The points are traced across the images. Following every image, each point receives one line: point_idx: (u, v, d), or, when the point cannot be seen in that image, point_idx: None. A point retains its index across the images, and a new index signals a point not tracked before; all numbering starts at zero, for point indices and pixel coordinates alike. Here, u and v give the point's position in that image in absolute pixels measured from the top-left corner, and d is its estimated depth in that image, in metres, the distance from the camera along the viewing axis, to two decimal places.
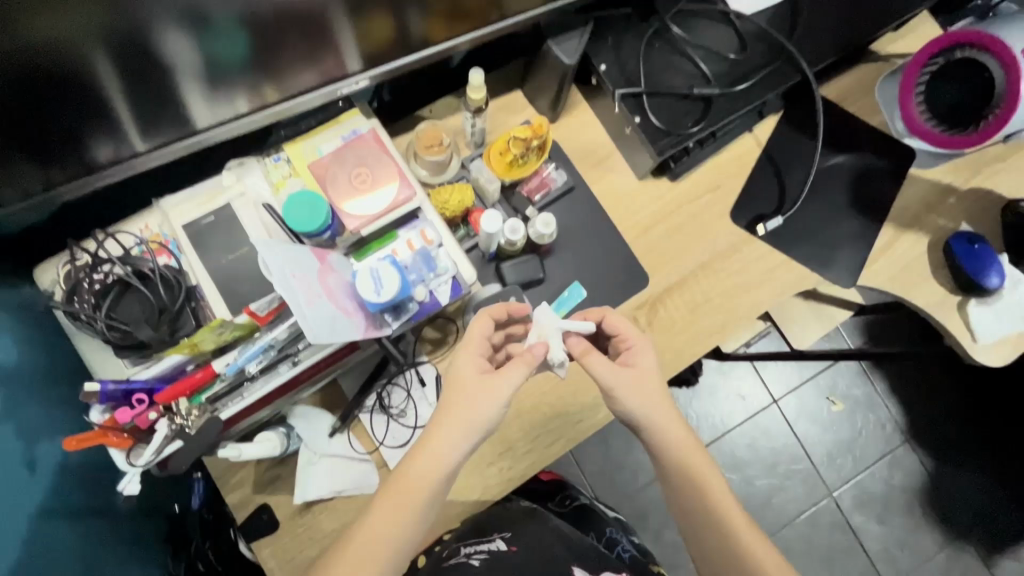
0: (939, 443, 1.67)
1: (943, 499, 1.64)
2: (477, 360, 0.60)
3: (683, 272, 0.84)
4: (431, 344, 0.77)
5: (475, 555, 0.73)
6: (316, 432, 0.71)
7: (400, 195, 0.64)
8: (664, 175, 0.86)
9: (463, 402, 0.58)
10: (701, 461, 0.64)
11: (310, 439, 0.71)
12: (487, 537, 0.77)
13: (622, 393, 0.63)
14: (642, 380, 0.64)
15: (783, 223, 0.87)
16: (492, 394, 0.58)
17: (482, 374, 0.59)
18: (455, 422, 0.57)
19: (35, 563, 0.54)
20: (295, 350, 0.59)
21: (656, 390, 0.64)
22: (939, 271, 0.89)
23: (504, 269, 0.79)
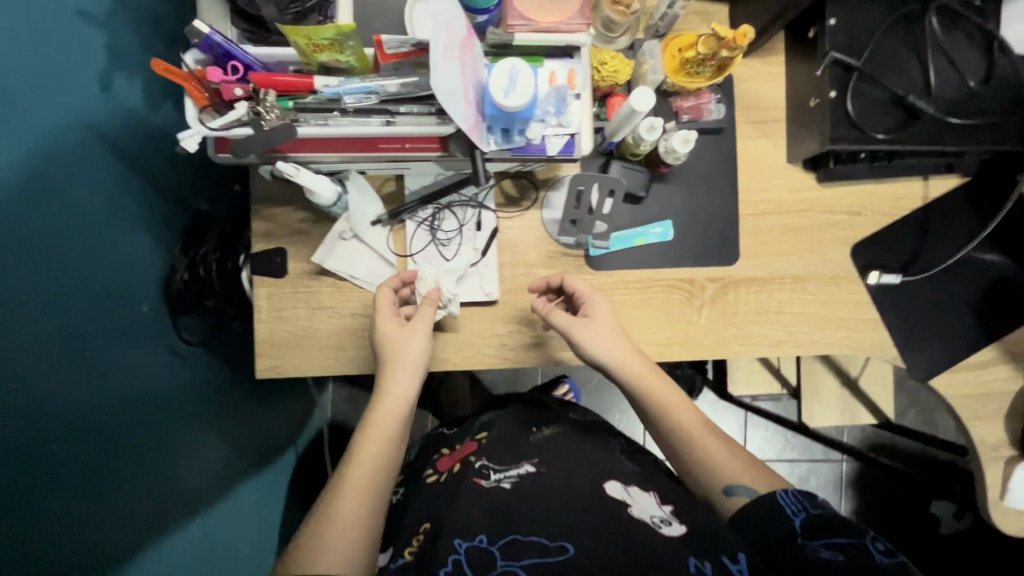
0: None
1: None
2: (390, 316, 0.66)
3: (773, 273, 0.78)
4: (504, 197, 0.74)
5: (507, 479, 0.68)
6: (360, 209, 0.69)
7: (569, 21, 0.58)
8: (813, 172, 0.78)
9: (405, 355, 0.64)
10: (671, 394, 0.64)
11: (353, 212, 0.69)
12: (516, 461, 0.72)
13: (580, 335, 0.66)
14: (598, 328, 0.67)
15: (898, 283, 0.79)
16: (416, 336, 0.65)
17: (398, 326, 0.65)
18: (398, 373, 0.63)
19: (59, 156, 0.57)
20: (396, 110, 0.55)
21: (616, 330, 0.67)
22: (1014, 417, 0.81)
23: (612, 167, 0.73)
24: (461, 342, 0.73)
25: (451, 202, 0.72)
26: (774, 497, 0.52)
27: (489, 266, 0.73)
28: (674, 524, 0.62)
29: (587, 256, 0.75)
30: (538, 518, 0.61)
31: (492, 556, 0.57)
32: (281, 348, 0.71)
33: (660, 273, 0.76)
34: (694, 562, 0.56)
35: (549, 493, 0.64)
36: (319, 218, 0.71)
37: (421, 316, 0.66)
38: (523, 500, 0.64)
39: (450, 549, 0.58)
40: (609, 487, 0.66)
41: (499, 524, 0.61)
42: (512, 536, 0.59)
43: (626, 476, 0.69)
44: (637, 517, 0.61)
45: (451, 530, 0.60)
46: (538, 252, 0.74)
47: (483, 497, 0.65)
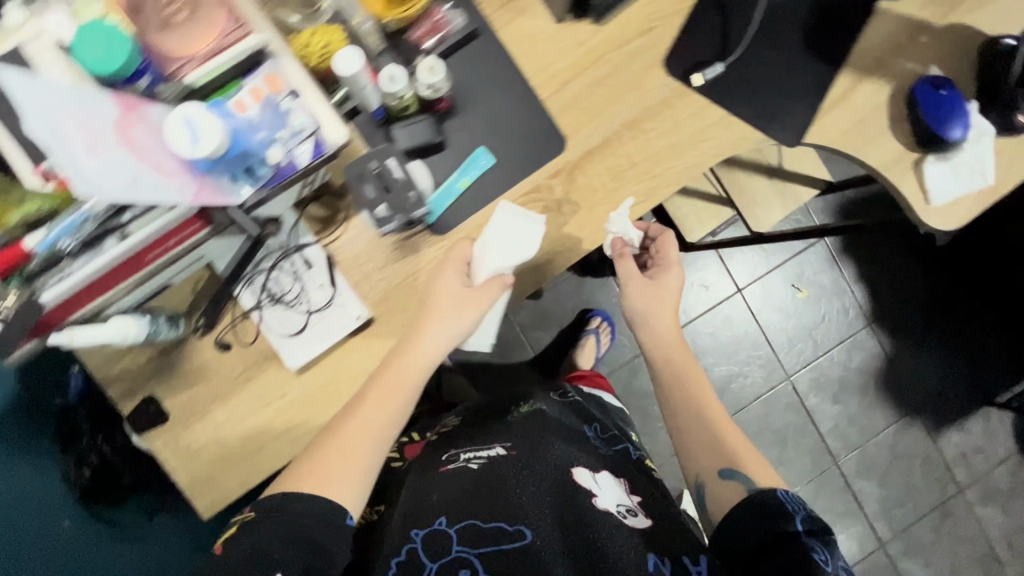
0: (897, 323, 1.76)
1: (896, 376, 1.75)
2: (454, 280, 0.67)
3: (606, 132, 0.74)
4: (319, 223, 0.69)
5: (474, 460, 0.74)
6: (515, 231, 0.69)
7: (230, 32, 0.53)
8: (585, 18, 0.73)
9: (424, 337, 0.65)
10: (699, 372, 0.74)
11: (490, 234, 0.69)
12: (487, 444, 0.77)
13: (631, 287, 0.75)
14: (661, 291, 0.75)
15: (724, 71, 0.75)
16: (465, 314, 0.66)
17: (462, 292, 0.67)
18: (434, 325, 0.66)
19: None
20: (121, 221, 0.50)
21: (668, 311, 0.75)
22: (899, 126, 0.78)
23: (394, 133, 0.68)
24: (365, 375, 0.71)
25: (275, 261, 0.68)
26: (776, 496, 0.59)
27: (346, 293, 0.69)
28: (639, 515, 0.66)
29: (430, 227, 0.71)
30: (505, 505, 0.65)
31: (449, 540, 0.63)
32: (210, 481, 0.69)
33: (505, 198, 0.72)
34: (656, 561, 0.59)
35: (511, 480, 0.68)
36: (164, 348, 0.67)
37: (486, 289, 0.68)
38: (492, 485, 0.68)
39: (407, 538, 0.64)
40: (577, 474, 0.71)
41: (460, 507, 0.66)
42: (471, 521, 0.64)
43: (593, 464, 0.74)
44: (603, 508, 0.65)
45: (408, 520, 0.66)
46: (382, 252, 0.71)
47: (452, 483, 0.70)
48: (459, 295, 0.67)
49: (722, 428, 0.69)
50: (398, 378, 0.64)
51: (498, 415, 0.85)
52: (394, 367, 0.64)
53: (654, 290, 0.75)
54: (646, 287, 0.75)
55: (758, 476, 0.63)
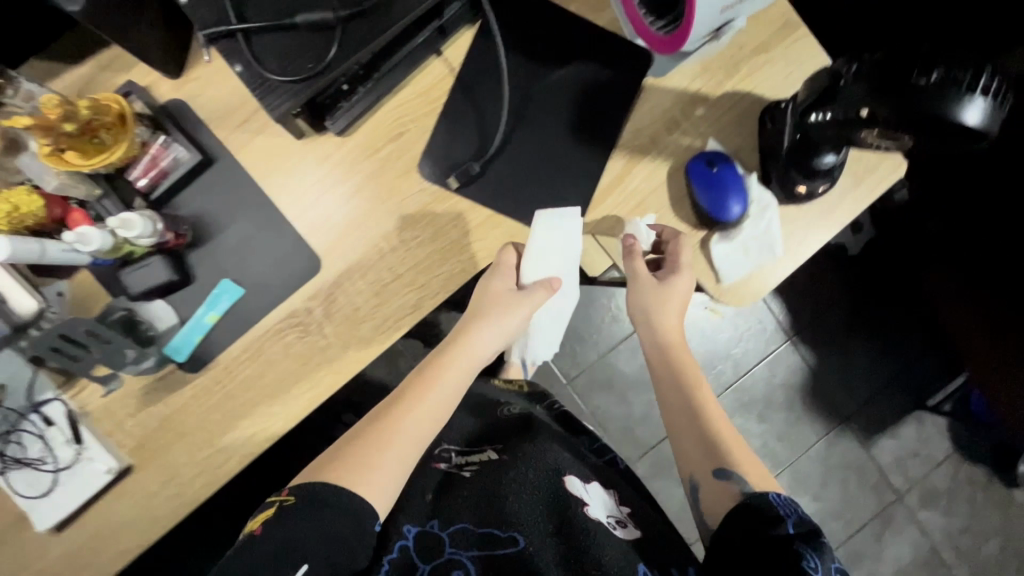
0: (827, 335, 1.53)
1: (829, 394, 1.53)
2: (506, 278, 0.73)
3: (365, 245, 0.71)
4: (60, 376, 0.66)
5: (467, 467, 0.79)
6: (557, 245, 0.71)
7: None
8: (327, 131, 0.70)
9: (466, 349, 0.74)
10: (690, 367, 0.75)
11: (532, 256, 0.71)
12: (480, 449, 0.82)
13: (635, 282, 0.75)
14: (649, 288, 0.75)
15: (485, 169, 0.72)
16: (512, 310, 0.73)
17: (511, 292, 0.73)
18: (478, 329, 0.74)
19: None
20: None
21: (674, 303, 0.75)
22: (681, 205, 0.75)
23: (125, 278, 0.66)
24: (129, 526, 0.68)
25: (15, 421, 0.66)
26: (769, 501, 0.60)
27: (93, 446, 0.67)
28: (630, 526, 0.71)
29: (181, 365, 0.68)
30: (506, 509, 0.70)
31: (442, 543, 0.68)
32: None
33: (261, 327, 0.70)
34: (643, 569, 0.64)
35: (503, 477, 0.74)
36: None
37: (535, 291, 0.73)
38: (487, 483, 0.73)
39: (401, 534, 0.69)
40: (569, 481, 0.74)
41: (451, 513, 0.71)
42: (462, 525, 0.69)
43: (583, 474, 0.77)
44: (592, 514, 0.69)
45: (405, 518, 0.71)
46: (132, 397, 0.68)
47: (450, 488, 0.75)
48: (501, 299, 0.73)
49: (721, 431, 0.69)
50: (437, 370, 0.73)
51: (490, 411, 0.89)
52: (440, 360, 0.74)
53: (658, 292, 0.74)
54: (654, 288, 0.74)
55: (753, 479, 0.64)
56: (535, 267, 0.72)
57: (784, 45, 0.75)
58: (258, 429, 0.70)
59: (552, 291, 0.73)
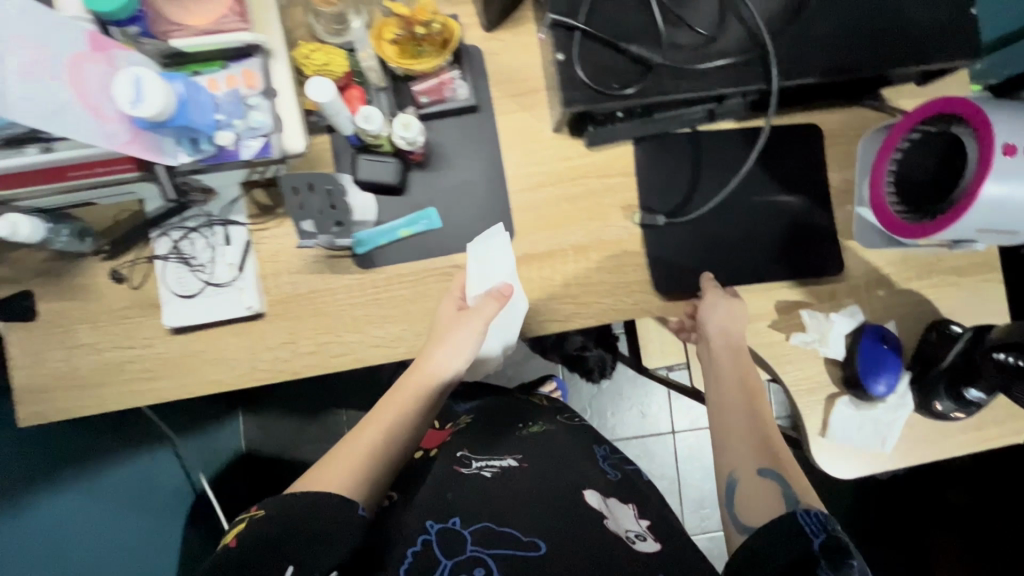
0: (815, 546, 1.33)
1: None
2: (453, 300, 0.71)
3: (553, 245, 0.76)
4: (256, 209, 0.71)
5: (486, 469, 0.71)
6: (496, 263, 0.73)
7: (229, 23, 0.58)
8: (580, 139, 0.76)
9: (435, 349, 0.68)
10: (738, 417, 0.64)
11: (473, 271, 0.72)
12: (498, 455, 0.75)
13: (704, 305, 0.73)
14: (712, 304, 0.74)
15: (674, 226, 0.78)
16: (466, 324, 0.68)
17: (456, 311, 0.70)
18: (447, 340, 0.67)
19: None
20: (52, 137, 0.54)
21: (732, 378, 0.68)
22: (827, 359, 0.79)
23: (358, 162, 0.71)
24: (229, 363, 0.71)
25: (197, 224, 0.70)
26: (797, 517, 0.51)
27: (249, 281, 0.70)
28: (649, 540, 0.65)
29: (355, 256, 0.73)
30: (515, 511, 0.64)
31: (464, 539, 0.60)
32: (42, 394, 0.69)
33: (435, 261, 0.74)
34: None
35: (522, 487, 0.68)
36: (62, 256, 0.69)
37: (483, 303, 0.69)
38: (500, 490, 0.67)
39: (421, 527, 0.61)
40: (588, 496, 0.69)
41: (477, 509, 0.64)
42: (486, 523, 0.62)
43: (603, 487, 0.73)
44: (613, 531, 0.64)
45: (425, 512, 0.63)
46: (301, 259, 0.72)
47: (463, 485, 0.67)
48: (450, 320, 0.69)
49: (770, 437, 0.61)
50: (408, 391, 0.66)
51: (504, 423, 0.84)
52: (416, 368, 0.68)
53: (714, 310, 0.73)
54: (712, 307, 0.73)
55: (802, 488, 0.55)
56: (482, 281, 0.72)
57: (977, 279, 0.81)
58: (381, 343, 0.73)
59: (503, 299, 0.69)
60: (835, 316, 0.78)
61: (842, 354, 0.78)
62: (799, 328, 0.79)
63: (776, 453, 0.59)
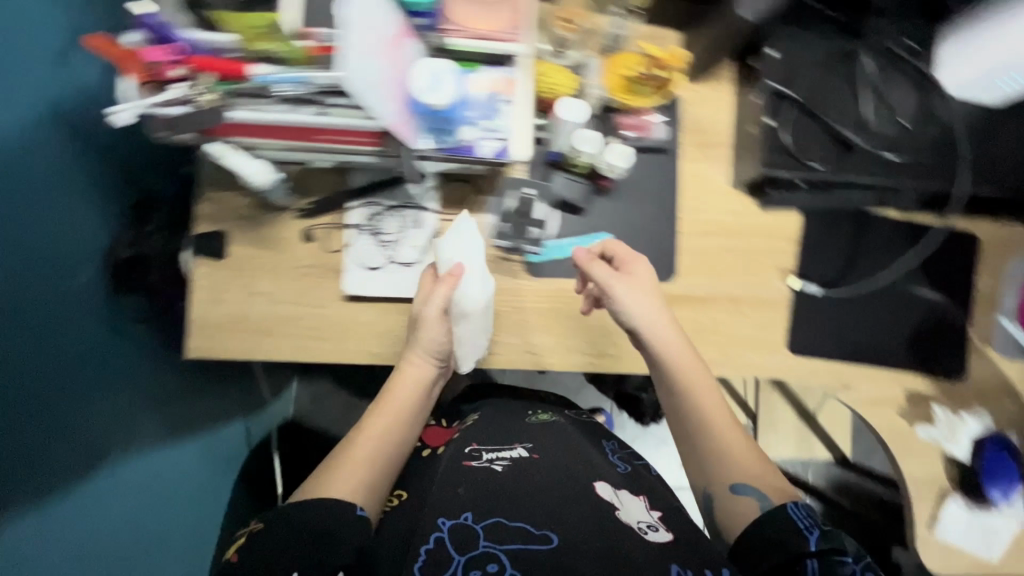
0: None
1: None
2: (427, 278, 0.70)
3: (709, 291, 0.79)
4: (448, 200, 0.75)
5: (497, 461, 0.69)
6: (466, 244, 0.69)
7: (503, 32, 0.60)
8: (755, 198, 0.80)
9: (415, 363, 0.70)
10: (737, 441, 0.65)
11: (449, 242, 0.69)
12: (509, 445, 0.73)
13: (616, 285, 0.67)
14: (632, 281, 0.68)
15: (824, 296, 0.81)
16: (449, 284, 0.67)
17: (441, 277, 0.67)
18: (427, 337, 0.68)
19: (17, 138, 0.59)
20: (326, 102, 0.57)
21: (725, 423, 0.66)
22: (947, 456, 0.81)
23: (555, 177, 0.76)
24: (390, 339, 0.74)
25: (394, 204, 0.74)
26: (787, 511, 0.57)
27: (428, 267, 0.74)
28: (660, 530, 0.60)
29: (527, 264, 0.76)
30: (530, 502, 0.61)
31: (476, 535, 0.56)
32: (215, 331, 0.72)
33: None
34: (677, 570, 0.54)
35: (537, 477, 0.65)
36: (263, 206, 0.73)
37: (442, 282, 0.67)
38: (512, 478, 0.64)
39: (433, 526, 0.57)
40: (599, 487, 0.65)
41: (485, 501, 0.60)
42: (496, 518, 0.58)
43: (612, 479, 0.69)
44: (625, 521, 0.60)
45: (436, 505, 0.60)
46: None
47: (469, 477, 0.64)
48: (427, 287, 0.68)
49: (729, 447, 0.65)
50: (387, 409, 0.68)
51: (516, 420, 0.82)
52: (389, 392, 0.69)
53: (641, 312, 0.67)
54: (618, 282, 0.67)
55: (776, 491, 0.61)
56: (452, 249, 0.69)
57: None
58: (534, 350, 0.76)
59: (454, 280, 0.67)
60: (966, 418, 0.81)
61: (966, 457, 0.80)
62: (925, 421, 0.81)
63: (733, 459, 0.64)
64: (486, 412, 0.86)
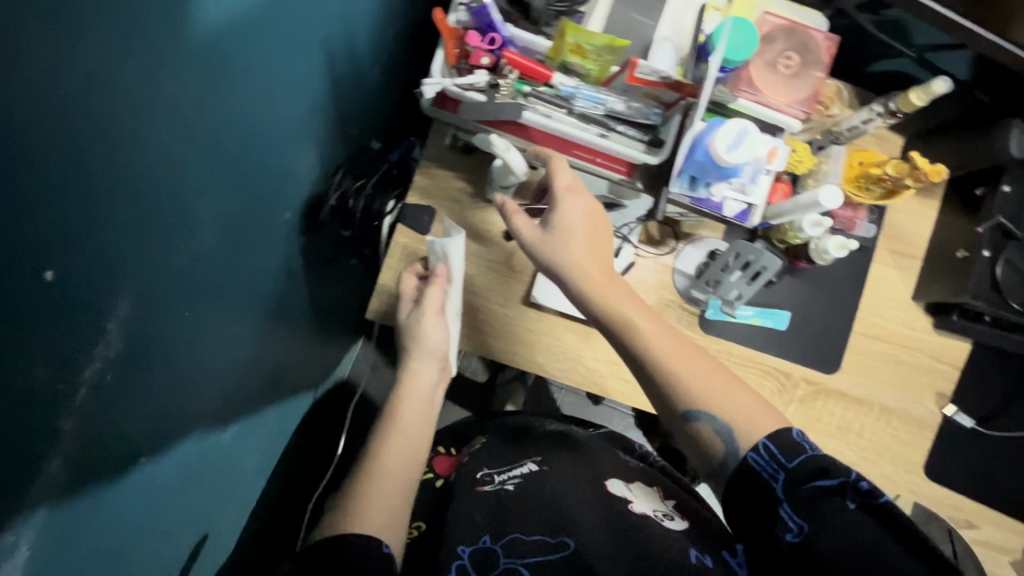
0: None
1: None
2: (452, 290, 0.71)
3: (865, 394, 0.79)
4: (648, 238, 0.76)
5: (510, 480, 0.75)
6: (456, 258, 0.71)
7: (788, 106, 0.61)
8: (934, 318, 0.80)
9: (414, 381, 0.74)
10: (699, 371, 0.57)
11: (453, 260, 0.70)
12: (519, 461, 0.79)
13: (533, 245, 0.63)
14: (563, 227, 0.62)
15: (972, 431, 0.80)
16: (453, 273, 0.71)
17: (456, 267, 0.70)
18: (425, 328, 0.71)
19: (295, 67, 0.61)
20: (614, 126, 0.58)
21: (704, 361, 0.58)
22: None
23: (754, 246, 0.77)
24: (558, 355, 0.74)
25: None
26: (748, 462, 0.52)
27: None
28: (676, 518, 0.70)
29: (702, 317, 0.77)
30: (537, 517, 0.68)
31: (496, 554, 0.65)
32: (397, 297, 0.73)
33: (764, 357, 0.78)
34: (697, 555, 0.63)
35: (550, 485, 0.73)
36: (477, 194, 0.75)
37: (432, 290, 0.70)
38: (529, 495, 0.71)
39: (453, 554, 0.65)
40: (612, 484, 0.75)
41: (501, 523, 0.68)
42: (513, 535, 0.66)
43: (629, 474, 0.78)
44: (640, 512, 0.70)
45: (455, 536, 0.68)
46: (661, 299, 0.76)
47: (483, 501, 0.72)
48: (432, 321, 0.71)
49: (676, 355, 0.58)
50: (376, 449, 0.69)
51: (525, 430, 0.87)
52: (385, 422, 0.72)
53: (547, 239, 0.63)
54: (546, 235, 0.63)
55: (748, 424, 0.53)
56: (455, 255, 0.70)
57: None
58: None
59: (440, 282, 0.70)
60: None
61: None
62: None
63: (689, 386, 0.56)
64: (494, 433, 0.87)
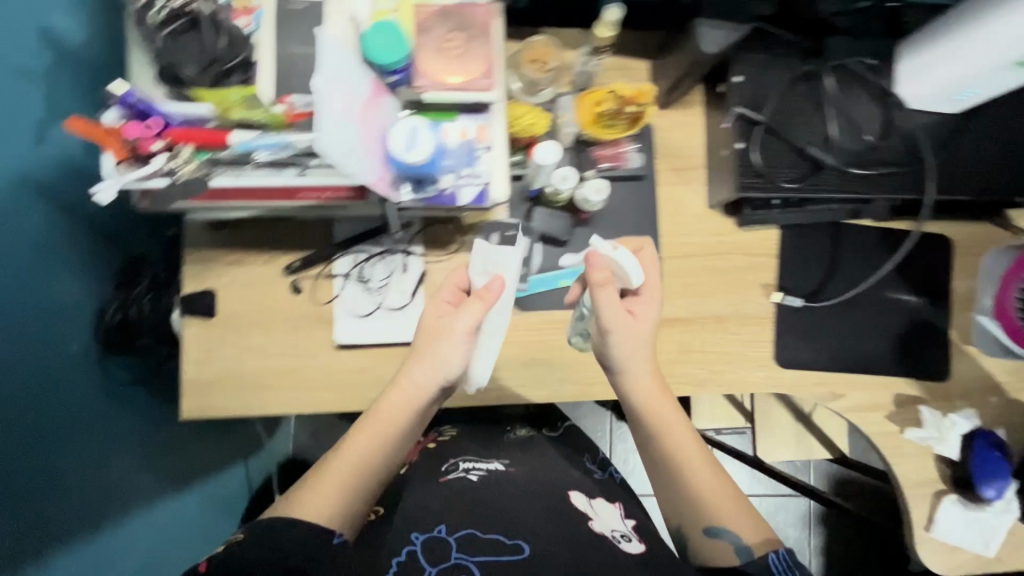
0: None
1: None
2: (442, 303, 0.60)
3: (695, 312, 0.81)
4: (433, 242, 0.76)
5: (473, 472, 0.72)
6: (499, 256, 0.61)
7: (479, 80, 0.62)
8: (732, 216, 0.81)
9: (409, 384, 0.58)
10: (692, 447, 0.58)
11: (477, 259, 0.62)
12: (489, 456, 0.76)
13: (617, 330, 0.59)
14: (638, 336, 0.60)
15: (805, 309, 0.82)
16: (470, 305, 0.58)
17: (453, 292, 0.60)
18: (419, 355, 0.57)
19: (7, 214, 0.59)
20: (307, 163, 0.59)
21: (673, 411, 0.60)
22: (939, 457, 0.82)
23: (535, 214, 0.77)
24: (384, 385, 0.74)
25: (380, 251, 0.74)
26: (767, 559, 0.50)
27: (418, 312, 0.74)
28: (633, 541, 0.63)
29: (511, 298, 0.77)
30: (504, 521, 0.62)
31: (448, 547, 0.58)
32: (207, 387, 0.72)
33: None
34: None
35: (512, 489, 0.68)
36: (250, 261, 0.74)
37: (468, 305, 0.58)
38: (483, 500, 0.65)
39: (405, 541, 0.59)
40: (573, 497, 0.69)
41: (460, 519, 0.62)
42: (468, 530, 0.60)
43: (590, 490, 0.72)
44: (600, 531, 0.63)
45: (404, 525, 0.61)
46: None
47: (437, 491, 0.67)
48: (434, 325, 0.58)
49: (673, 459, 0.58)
50: (385, 416, 0.56)
51: (498, 435, 0.82)
52: (385, 407, 0.57)
53: (633, 344, 0.59)
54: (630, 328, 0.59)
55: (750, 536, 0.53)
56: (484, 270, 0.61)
57: None
58: (525, 384, 0.76)
59: (485, 297, 0.58)
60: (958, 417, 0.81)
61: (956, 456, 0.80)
62: (916, 424, 0.82)
63: (705, 499, 0.55)
64: (465, 432, 0.84)
